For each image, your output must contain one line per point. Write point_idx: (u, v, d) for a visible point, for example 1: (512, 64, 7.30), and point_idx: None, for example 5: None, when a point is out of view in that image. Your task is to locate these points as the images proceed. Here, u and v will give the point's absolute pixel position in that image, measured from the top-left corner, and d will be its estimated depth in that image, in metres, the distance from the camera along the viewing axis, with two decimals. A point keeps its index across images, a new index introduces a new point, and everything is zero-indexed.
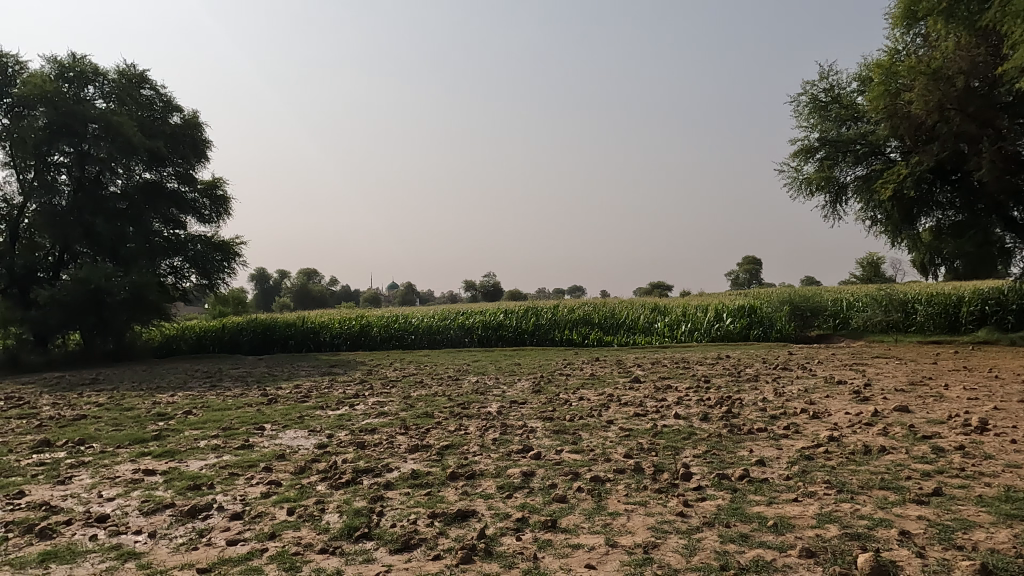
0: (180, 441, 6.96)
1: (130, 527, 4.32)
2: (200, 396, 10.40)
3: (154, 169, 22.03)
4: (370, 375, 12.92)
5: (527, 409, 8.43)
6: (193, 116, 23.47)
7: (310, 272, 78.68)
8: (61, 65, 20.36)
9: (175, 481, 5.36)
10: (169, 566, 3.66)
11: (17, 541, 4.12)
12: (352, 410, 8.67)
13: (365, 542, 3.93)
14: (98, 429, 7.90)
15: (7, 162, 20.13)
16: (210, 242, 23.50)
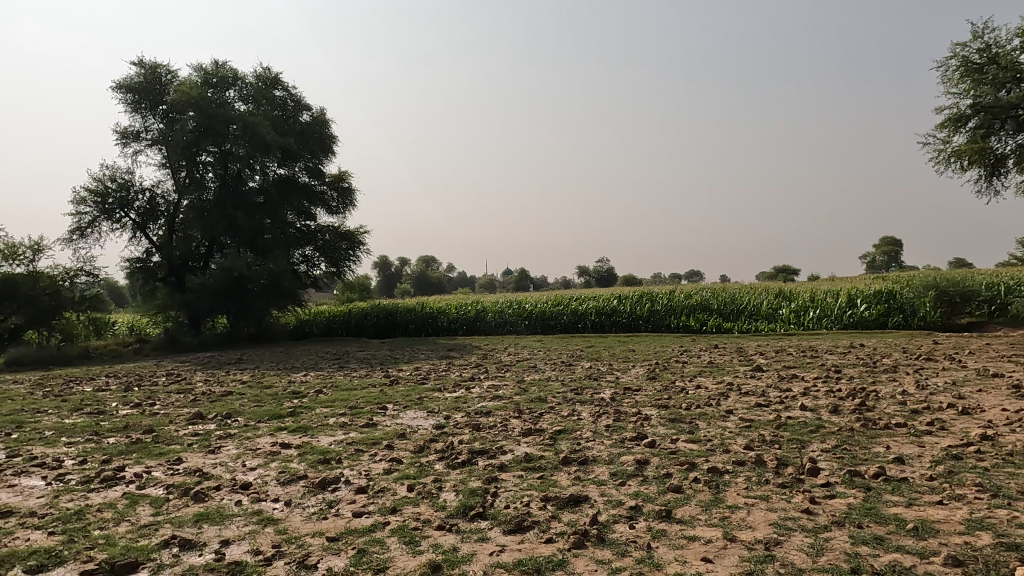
0: (312, 418, 7.49)
1: (269, 495, 4.70)
2: (330, 376, 11.14)
3: (287, 165, 23.62)
4: (487, 359, 13.23)
5: (642, 397, 8.28)
6: (321, 112, 24.89)
7: (428, 260, 81.62)
8: (206, 72, 22.29)
9: (308, 455, 5.78)
10: (303, 533, 3.94)
11: (176, 502, 4.61)
12: (468, 393, 8.93)
13: (481, 522, 4.03)
14: (242, 404, 8.68)
15: (163, 162, 22.34)
16: (338, 231, 24.91)
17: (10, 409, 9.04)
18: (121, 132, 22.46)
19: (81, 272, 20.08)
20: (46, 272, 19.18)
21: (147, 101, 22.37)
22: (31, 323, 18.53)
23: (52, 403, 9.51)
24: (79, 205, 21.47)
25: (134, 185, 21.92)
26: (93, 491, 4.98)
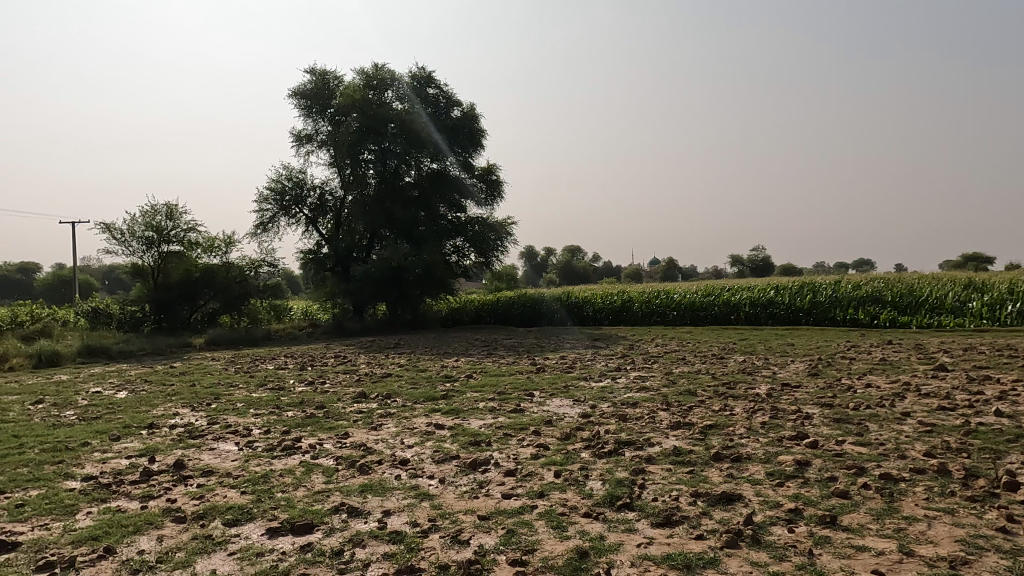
0: (463, 401, 7.83)
1: (425, 472, 4.98)
2: (480, 362, 11.58)
3: (440, 160, 24.73)
4: (633, 349, 13.05)
5: (802, 394, 7.74)
6: (471, 107, 25.75)
7: (573, 250, 81.84)
8: (368, 75, 23.94)
9: (460, 436, 6.05)
10: (456, 510, 4.13)
11: (344, 473, 5.04)
12: (614, 383, 8.87)
13: (627, 513, 3.99)
14: (400, 386, 9.30)
15: (331, 161, 24.35)
16: (486, 222, 25.67)
17: (210, 382, 10.38)
18: (296, 135, 24.75)
19: (263, 263, 22.42)
20: (236, 263, 21.64)
21: (318, 105, 24.48)
22: (225, 308, 21.11)
23: (243, 378, 10.79)
24: (261, 203, 23.98)
25: (307, 183, 24.10)
26: (276, 458, 5.58)
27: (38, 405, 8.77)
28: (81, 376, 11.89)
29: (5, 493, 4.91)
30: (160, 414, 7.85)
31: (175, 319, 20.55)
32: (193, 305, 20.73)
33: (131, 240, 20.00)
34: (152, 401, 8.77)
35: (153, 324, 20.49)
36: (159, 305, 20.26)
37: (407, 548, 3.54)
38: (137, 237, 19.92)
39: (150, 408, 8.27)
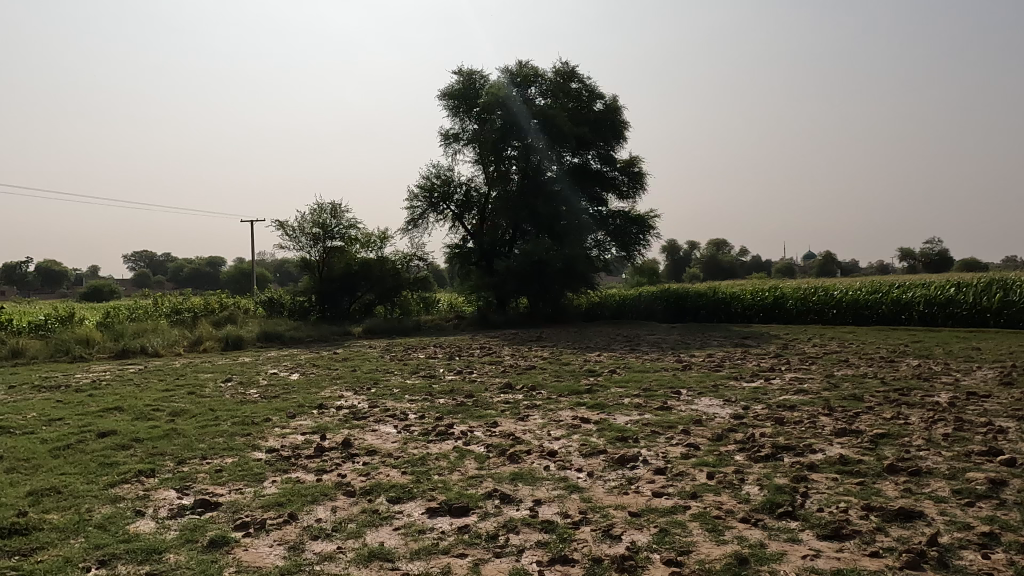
0: (608, 396, 7.80)
1: (574, 465, 5.03)
2: (622, 358, 11.47)
3: (581, 154, 24.70)
4: (787, 349, 12.27)
5: (993, 405, 6.86)
6: (614, 99, 25.43)
7: (719, 243, 78.42)
8: (512, 73, 24.48)
9: (606, 431, 6.03)
10: (606, 504, 4.13)
11: (496, 460, 5.22)
12: (767, 384, 8.40)
13: (790, 522, 3.77)
14: (544, 378, 9.44)
15: (476, 159, 25.20)
16: (628, 216, 25.27)
17: (369, 368, 11.18)
18: (445, 134, 25.86)
19: (414, 257, 23.69)
20: (390, 257, 23.06)
21: (465, 105, 25.43)
22: (380, 299, 22.51)
23: (398, 365, 11.50)
24: (413, 200, 25.29)
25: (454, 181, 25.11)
26: (431, 442, 5.89)
27: (228, 383, 9.93)
28: (261, 358, 13.29)
29: (206, 459, 5.62)
30: (328, 396, 8.58)
31: (337, 309, 22.22)
32: (353, 296, 22.37)
33: (301, 236, 21.99)
34: (320, 383, 9.61)
35: (317, 313, 22.25)
36: (324, 296, 22.05)
37: (559, 538, 3.60)
38: (306, 233, 21.87)
39: (319, 390, 9.06)
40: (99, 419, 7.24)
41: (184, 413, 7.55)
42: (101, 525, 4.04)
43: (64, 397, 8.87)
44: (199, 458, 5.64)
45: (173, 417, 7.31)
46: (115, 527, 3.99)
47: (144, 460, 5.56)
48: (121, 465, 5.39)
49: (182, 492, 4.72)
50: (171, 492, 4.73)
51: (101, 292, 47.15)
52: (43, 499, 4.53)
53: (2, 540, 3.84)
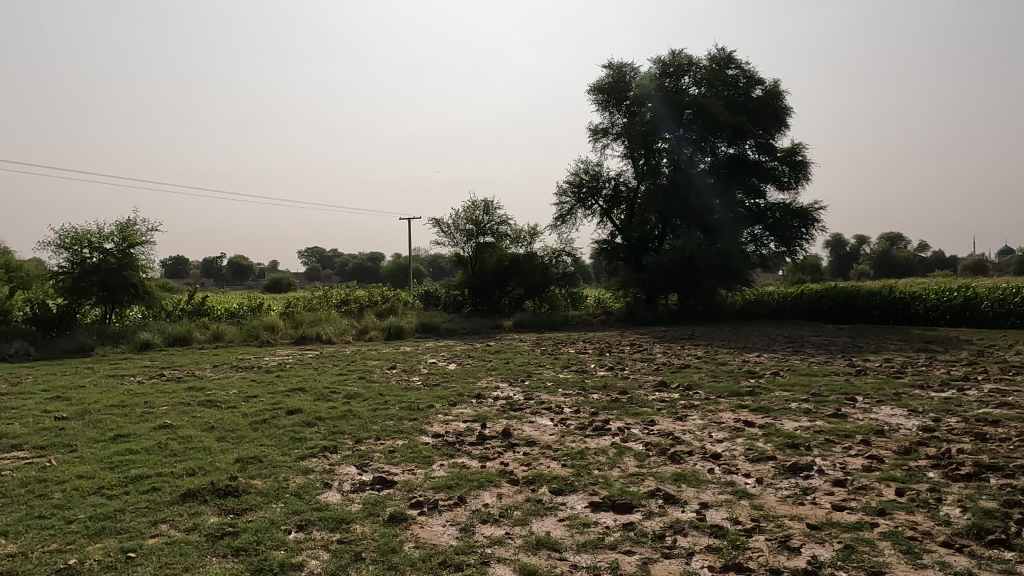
0: (772, 400, 7.35)
1: (740, 470, 4.80)
2: (785, 359, 10.77)
3: (738, 144, 23.52)
4: (984, 356, 10.84)
5: None
6: (774, 84, 23.94)
7: (892, 237, 71.13)
8: (664, 63, 23.89)
9: (773, 437, 5.70)
10: (780, 514, 3.90)
11: (656, 459, 5.12)
12: (962, 394, 7.48)
13: (1003, 551, 3.34)
14: (701, 378, 9.10)
15: (626, 153, 24.88)
16: (789, 208, 23.67)
17: (522, 361, 11.45)
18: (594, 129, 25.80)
19: (562, 252, 23.88)
20: (539, 253, 23.43)
21: (614, 98, 25.21)
22: (529, 294, 22.95)
23: (549, 359, 11.66)
24: (561, 195, 25.48)
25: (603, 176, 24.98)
26: (589, 437, 5.91)
27: (393, 370, 10.64)
28: (421, 348, 14.10)
29: (380, 440, 6.05)
30: (485, 386, 8.90)
31: (488, 301, 23.05)
32: (503, 290, 23.05)
33: (455, 232, 23.01)
34: (477, 374, 9.99)
35: (470, 306, 23.16)
36: (476, 289, 22.94)
37: (732, 544, 3.45)
38: (460, 229, 22.84)
39: (477, 380, 9.43)
40: (287, 397, 8.07)
41: (357, 396, 8.19)
42: (297, 493, 4.49)
43: (257, 377, 9.98)
44: (374, 438, 6.09)
45: (348, 400, 7.96)
46: (308, 496, 4.42)
47: (327, 437, 6.10)
48: (308, 441, 5.96)
49: (362, 469, 5.12)
50: (352, 468, 5.15)
51: (280, 284, 52.43)
52: (248, 466, 5.13)
53: (218, 499, 4.40)
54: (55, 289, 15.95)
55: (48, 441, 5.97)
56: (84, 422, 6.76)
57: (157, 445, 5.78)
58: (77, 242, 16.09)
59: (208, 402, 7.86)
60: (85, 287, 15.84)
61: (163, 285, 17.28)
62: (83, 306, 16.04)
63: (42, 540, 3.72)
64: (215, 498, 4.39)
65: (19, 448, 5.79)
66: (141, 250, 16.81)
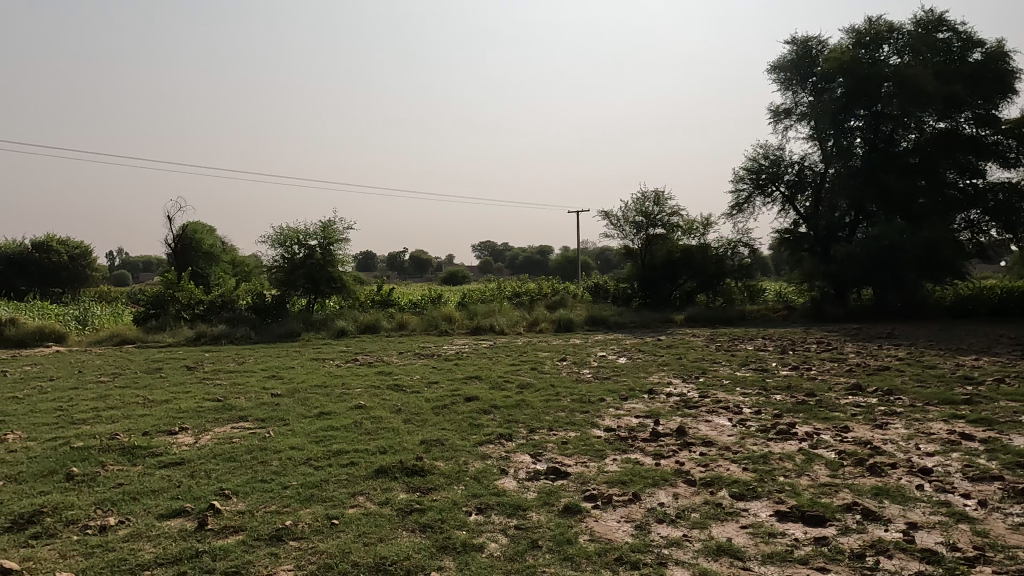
0: (997, 411, 6.36)
1: (957, 489, 4.22)
2: (1012, 364, 9.26)
3: (950, 118, 20.64)
4: None
5: None
6: (999, 46, 20.68)
7: None
8: (859, 33, 21.69)
9: (999, 454, 4.93)
10: (1011, 544, 3.36)
11: (852, 470, 4.66)
12: None
13: None
14: (904, 382, 8.13)
15: (812, 134, 22.96)
16: (1017, 189, 20.29)
17: (695, 357, 11.02)
18: (775, 110, 24.11)
19: (739, 243, 22.63)
20: (713, 245, 22.43)
21: (799, 76, 23.37)
22: (703, 287, 22.03)
23: (725, 356, 11.11)
24: (738, 183, 24.12)
25: (785, 160, 23.27)
26: (773, 441, 5.52)
27: (564, 362, 10.77)
28: (590, 341, 14.13)
29: (553, 430, 6.15)
30: (656, 382, 8.69)
31: (659, 296, 22.37)
32: (675, 284, 22.30)
33: (625, 225, 22.76)
34: (648, 369, 9.80)
35: (640, 300, 22.65)
36: (647, 282, 22.43)
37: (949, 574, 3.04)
38: (630, 222, 22.57)
39: (648, 375, 9.24)
40: (464, 385, 8.49)
41: (529, 386, 8.40)
42: (476, 477, 4.70)
43: (438, 364, 10.62)
44: (546, 429, 6.20)
45: (521, 389, 8.19)
46: (486, 481, 4.61)
47: (503, 425, 6.32)
48: (485, 427, 6.22)
49: (536, 458, 5.24)
50: (527, 457, 5.28)
51: (456, 277, 55.29)
52: (432, 448, 5.46)
53: (407, 477, 4.74)
54: (271, 281, 18.21)
55: (266, 414, 6.83)
56: (294, 399, 7.65)
57: (353, 423, 6.36)
58: (288, 239, 18.21)
59: (395, 386, 8.50)
60: (294, 279, 17.93)
61: (357, 277, 19.01)
62: (293, 295, 18.14)
63: (265, 501, 4.26)
64: (403, 476, 4.73)
65: (245, 419, 6.68)
66: (339, 246, 18.63)
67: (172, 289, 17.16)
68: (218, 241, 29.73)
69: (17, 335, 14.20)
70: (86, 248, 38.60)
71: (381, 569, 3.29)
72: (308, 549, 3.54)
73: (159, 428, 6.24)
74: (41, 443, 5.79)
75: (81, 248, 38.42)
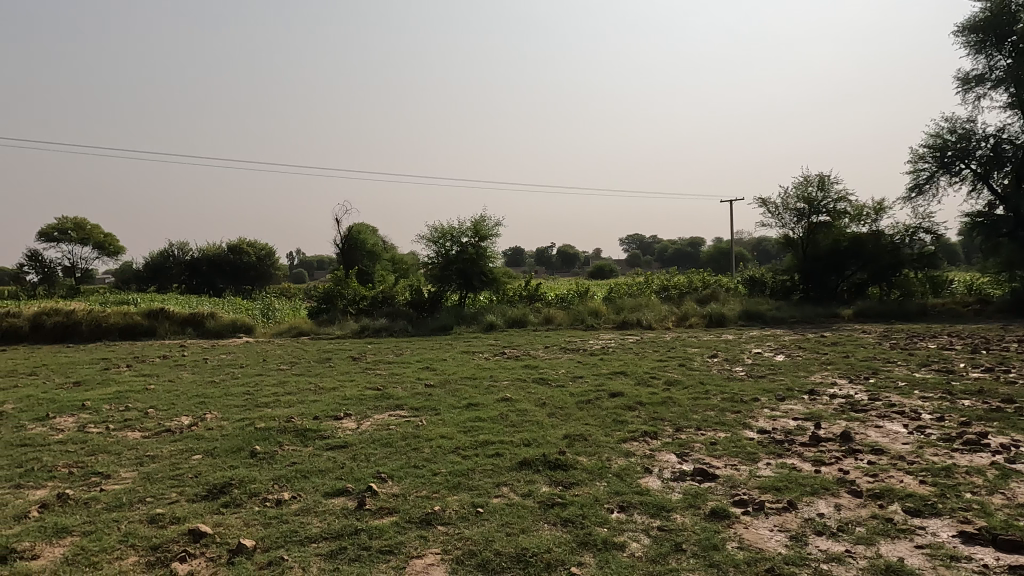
0: None
1: None
2: None
3: None
4: None
5: None
6: None
7: None
8: None
9: None
10: None
11: None
12: None
13: None
14: None
15: (1011, 102, 20.02)
16: None
17: (865, 355, 10.05)
18: (965, 78, 21.31)
19: (919, 229, 20.30)
20: (887, 231, 20.32)
21: (994, 36, 20.46)
22: (875, 278, 20.12)
23: (901, 355, 10.03)
24: (917, 162, 21.67)
25: (976, 134, 20.51)
26: (958, 452, 4.89)
27: (715, 359, 10.32)
28: (743, 337, 13.41)
29: (701, 430, 5.91)
30: (818, 382, 8.06)
31: (824, 289, 20.70)
32: (842, 276, 20.47)
33: (784, 212, 21.32)
34: (810, 368, 9.11)
35: (801, 294, 21.14)
36: (810, 275, 20.82)
37: None
38: (791, 209, 21.08)
39: (808, 374, 8.59)
40: (609, 380, 8.43)
41: (678, 383, 8.14)
42: (619, 474, 4.64)
43: (583, 359, 10.64)
44: (694, 428, 5.97)
45: (668, 386, 7.96)
46: (630, 479, 4.53)
47: (648, 422, 6.19)
48: (630, 424, 6.13)
49: (682, 458, 5.06)
50: (672, 456, 5.12)
51: (604, 270, 54.84)
52: (575, 443, 5.47)
53: (550, 470, 4.80)
54: (427, 277, 19.26)
55: (420, 403, 7.23)
56: (445, 390, 8.02)
57: (499, 415, 6.54)
58: (443, 236, 19.17)
59: (540, 380, 8.63)
60: (448, 274, 18.86)
61: (505, 272, 19.56)
62: (446, 291, 19.04)
63: (416, 486, 4.51)
64: (547, 470, 4.79)
65: (401, 407, 7.12)
66: (489, 242, 19.26)
67: (340, 285, 18.73)
68: (379, 240, 31.92)
69: (215, 326, 16.23)
70: (271, 249, 43.16)
71: (522, 560, 3.35)
72: (454, 535, 3.70)
73: (328, 413, 6.84)
74: (232, 423, 6.56)
75: (266, 248, 42.96)
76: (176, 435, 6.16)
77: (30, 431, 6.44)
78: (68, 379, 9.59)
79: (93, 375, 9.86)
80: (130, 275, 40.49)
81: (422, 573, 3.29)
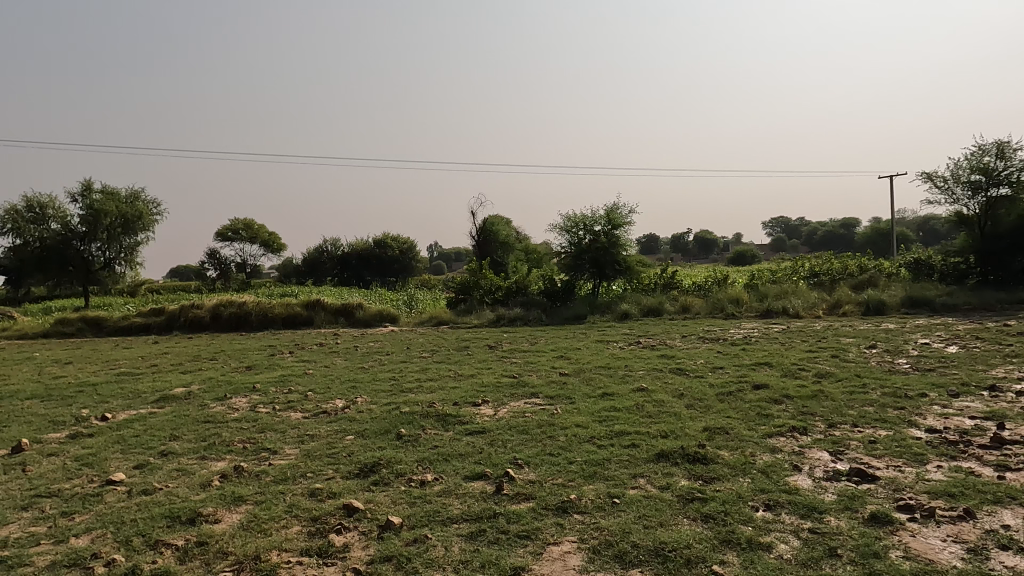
0: None
1: None
2: None
3: None
4: None
5: None
6: None
7: None
8: None
9: None
10: None
11: None
12: None
13: None
14: None
15: None
16: None
17: None
18: None
19: None
20: None
21: None
22: None
23: None
24: None
25: None
26: None
27: (875, 349, 9.45)
28: (907, 326, 12.15)
29: (858, 427, 5.44)
30: (1001, 377, 7.13)
31: (1008, 272, 18.07)
32: None
33: (956, 186, 19.08)
34: (990, 360, 8.08)
35: (978, 277, 18.62)
36: (989, 256, 18.37)
37: None
38: (963, 181, 18.83)
39: (987, 368, 7.63)
40: (752, 371, 8.01)
41: (831, 375, 7.56)
42: (764, 471, 4.39)
43: (723, 349, 10.18)
44: (850, 425, 5.51)
45: (819, 379, 7.42)
46: (776, 477, 4.27)
47: (797, 417, 5.81)
48: (776, 418, 5.78)
49: (837, 457, 4.70)
50: (825, 454, 4.77)
51: (745, 256, 51.76)
52: (716, 436, 5.26)
53: (689, 463, 4.65)
54: (560, 266, 19.36)
55: (555, 392, 7.27)
56: (581, 379, 8.02)
57: (636, 405, 6.43)
58: (576, 225, 19.11)
59: (678, 369, 8.39)
60: (580, 263, 18.78)
61: (640, 260, 19.16)
62: (580, 280, 19.01)
63: (552, 473, 4.56)
64: (685, 463, 4.64)
65: (537, 395, 7.22)
66: (622, 230, 18.95)
67: (477, 276, 19.28)
68: (512, 231, 32.50)
69: (364, 316, 17.38)
70: (413, 242, 45.42)
71: (660, 554, 3.28)
72: (591, 524, 3.69)
73: (467, 400, 7.08)
74: (380, 406, 7.00)
75: (409, 242, 45.42)
76: (333, 416, 6.68)
77: (212, 409, 7.27)
78: (241, 363, 10.74)
79: (261, 361, 10.92)
80: (291, 271, 44.41)
81: (559, 560, 3.31)
